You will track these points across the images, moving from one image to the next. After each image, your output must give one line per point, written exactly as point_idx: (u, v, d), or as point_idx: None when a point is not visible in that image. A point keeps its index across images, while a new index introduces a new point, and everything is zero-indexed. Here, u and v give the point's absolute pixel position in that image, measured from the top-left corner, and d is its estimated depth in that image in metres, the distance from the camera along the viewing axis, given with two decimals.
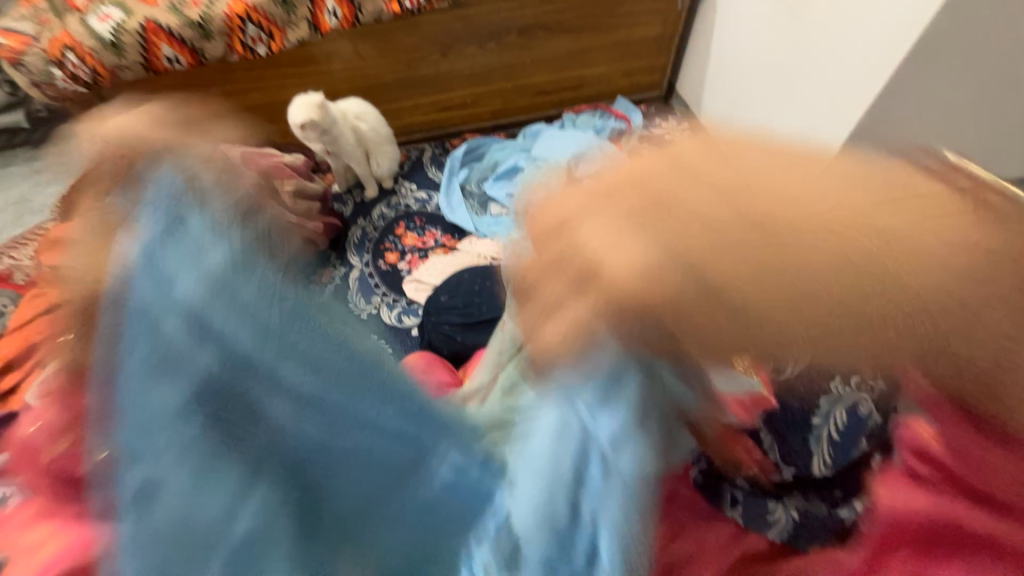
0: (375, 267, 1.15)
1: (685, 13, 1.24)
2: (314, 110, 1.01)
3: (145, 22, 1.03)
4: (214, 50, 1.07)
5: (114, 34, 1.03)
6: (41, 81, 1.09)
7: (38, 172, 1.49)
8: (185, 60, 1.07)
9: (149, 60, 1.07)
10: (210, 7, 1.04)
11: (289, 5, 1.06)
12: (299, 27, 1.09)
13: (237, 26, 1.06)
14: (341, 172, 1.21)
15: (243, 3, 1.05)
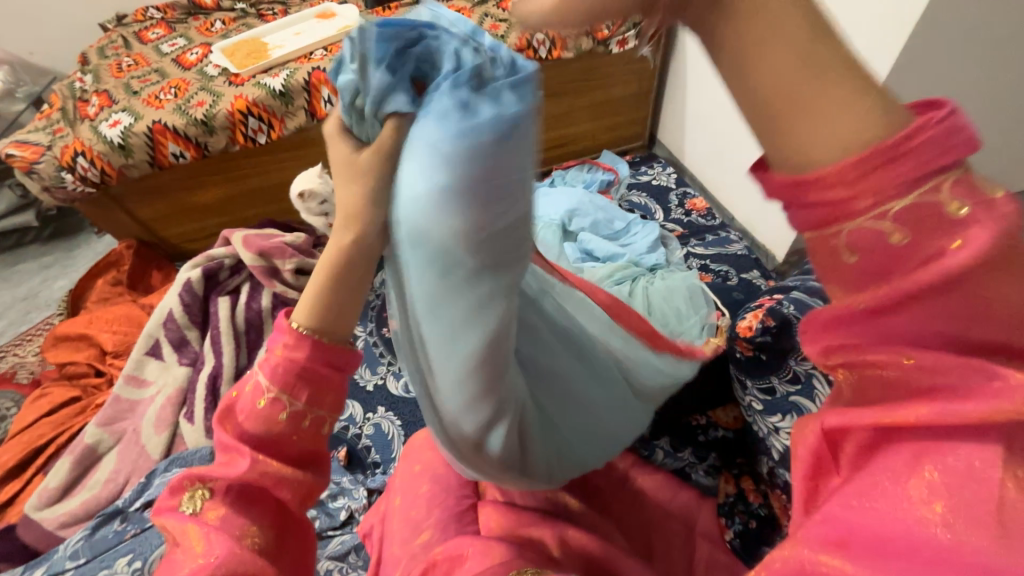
0: (378, 335, 1.08)
1: (658, 70, 1.33)
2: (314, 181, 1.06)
3: (153, 124, 1.10)
4: (217, 143, 1.13)
5: (123, 137, 1.09)
6: (51, 186, 1.13)
7: (46, 267, 1.52)
8: (190, 154, 1.13)
9: (154, 158, 1.12)
10: (213, 106, 1.11)
11: (287, 98, 1.12)
12: (297, 115, 1.15)
13: (239, 120, 1.12)
14: None
15: (244, 99, 1.11)
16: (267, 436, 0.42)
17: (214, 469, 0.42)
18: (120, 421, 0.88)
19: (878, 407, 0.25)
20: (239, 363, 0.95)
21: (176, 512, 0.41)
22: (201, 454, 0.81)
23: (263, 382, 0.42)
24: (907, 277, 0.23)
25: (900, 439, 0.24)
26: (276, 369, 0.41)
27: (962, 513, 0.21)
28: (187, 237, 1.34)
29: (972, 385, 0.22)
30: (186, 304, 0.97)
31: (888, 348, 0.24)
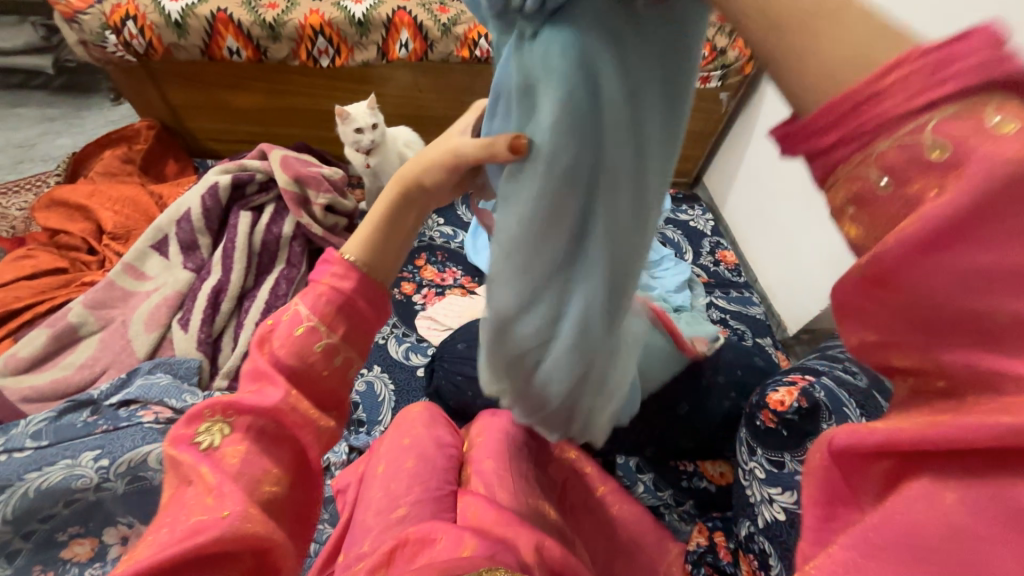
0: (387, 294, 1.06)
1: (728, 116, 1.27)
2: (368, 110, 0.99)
3: (217, 11, 1.02)
4: (279, 52, 1.08)
5: (182, 15, 1.02)
6: (90, 42, 1.05)
7: (50, 120, 1.41)
8: (246, 54, 1.07)
9: (209, 47, 1.06)
10: (286, 12, 1.05)
11: (364, 28, 1.07)
12: (368, 49, 1.10)
13: (308, 36, 1.06)
14: (373, 193, 1.15)
15: (320, 16, 1.05)
16: (299, 369, 0.39)
17: (245, 398, 0.37)
18: (109, 307, 0.85)
19: (912, 421, 0.19)
20: (245, 283, 0.91)
21: (188, 446, 0.35)
22: (190, 365, 0.80)
23: (302, 312, 0.39)
24: (935, 255, 0.18)
25: (924, 467, 0.19)
26: (318, 299, 0.40)
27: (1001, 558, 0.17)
28: (213, 135, 1.27)
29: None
30: (206, 208, 0.92)
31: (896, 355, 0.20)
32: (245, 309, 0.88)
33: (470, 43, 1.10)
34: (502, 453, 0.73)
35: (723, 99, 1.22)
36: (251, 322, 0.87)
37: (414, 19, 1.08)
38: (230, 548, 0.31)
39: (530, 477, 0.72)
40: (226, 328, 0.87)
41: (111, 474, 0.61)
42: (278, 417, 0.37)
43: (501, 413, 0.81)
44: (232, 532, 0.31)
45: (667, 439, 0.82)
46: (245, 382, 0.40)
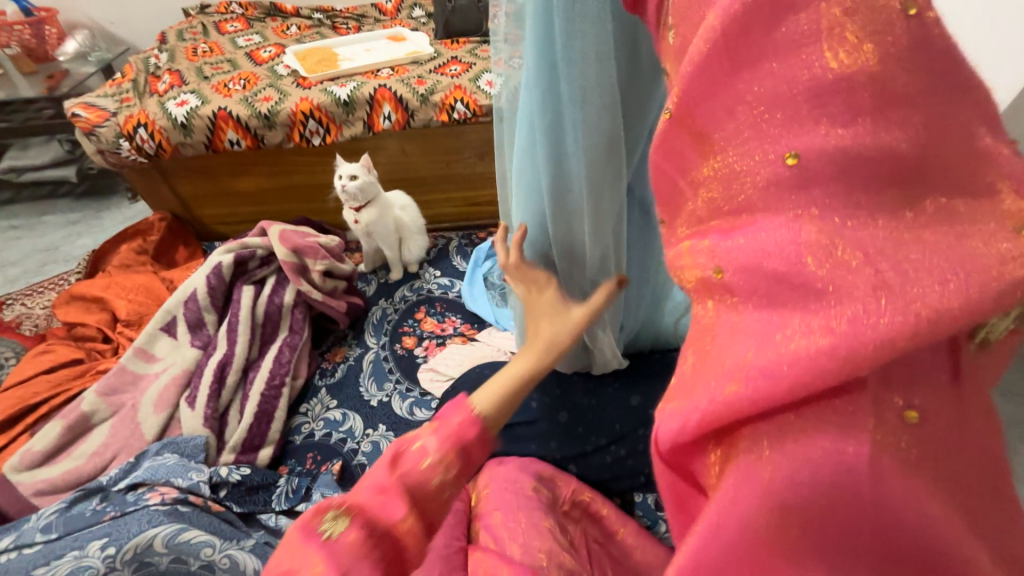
0: (391, 350, 1.06)
1: None
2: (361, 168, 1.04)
3: (218, 110, 1.14)
4: (275, 137, 1.17)
5: (187, 117, 1.13)
6: (106, 150, 1.16)
7: (74, 223, 1.53)
8: (245, 143, 1.17)
9: (212, 141, 1.16)
10: (279, 103, 1.16)
11: (349, 107, 1.18)
12: (354, 125, 1.20)
13: (299, 120, 1.17)
14: (370, 255, 1.20)
15: (309, 102, 1.17)
16: (418, 491, 0.38)
17: (370, 505, 0.37)
18: (120, 393, 0.88)
19: (715, 379, 0.26)
20: (250, 355, 0.95)
21: (312, 535, 0.35)
22: (196, 443, 0.81)
23: (430, 442, 0.40)
24: (730, 92, 0.26)
25: (743, 435, 0.26)
26: (448, 436, 0.40)
27: (799, 504, 0.25)
28: (221, 220, 1.35)
29: (808, 323, 0.24)
30: (211, 287, 0.97)
31: (704, 251, 0.28)
32: (250, 381, 0.91)
33: (448, 107, 1.20)
34: (511, 504, 0.71)
35: None
36: (256, 393, 0.89)
37: (393, 94, 1.19)
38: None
39: (547, 524, 0.69)
40: (232, 401, 0.89)
41: (117, 562, 0.57)
42: (393, 531, 0.36)
43: (508, 460, 0.78)
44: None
45: None
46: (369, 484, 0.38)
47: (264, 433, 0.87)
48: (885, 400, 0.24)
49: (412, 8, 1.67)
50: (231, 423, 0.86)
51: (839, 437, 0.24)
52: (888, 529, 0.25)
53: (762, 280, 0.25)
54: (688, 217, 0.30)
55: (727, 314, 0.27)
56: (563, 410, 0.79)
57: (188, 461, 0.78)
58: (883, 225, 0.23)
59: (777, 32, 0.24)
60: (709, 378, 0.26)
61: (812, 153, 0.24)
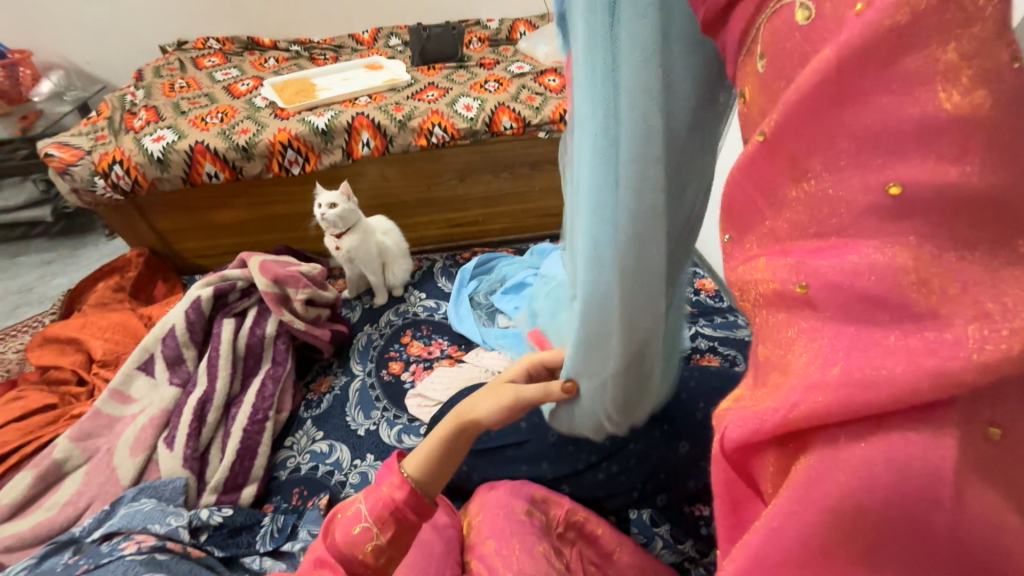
0: (377, 377, 1.04)
1: None
2: (342, 196, 1.04)
3: (194, 143, 1.14)
4: (253, 168, 1.17)
5: (163, 152, 1.13)
6: (81, 188, 1.15)
7: (49, 263, 1.50)
8: (223, 175, 1.17)
9: (189, 175, 1.16)
10: (257, 135, 1.17)
11: (327, 136, 1.19)
12: (334, 153, 1.21)
13: (278, 150, 1.17)
14: (353, 279, 1.19)
15: (286, 132, 1.18)
16: (354, 552, 0.49)
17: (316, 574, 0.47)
18: (95, 437, 0.85)
19: (797, 383, 0.25)
20: (232, 390, 0.92)
21: None
22: (175, 486, 0.78)
23: (362, 510, 0.51)
24: (828, 124, 0.24)
25: (821, 437, 0.25)
26: (378, 502, 0.51)
27: (877, 506, 0.23)
28: (201, 252, 1.33)
29: (888, 342, 0.23)
30: (190, 322, 0.95)
31: (779, 266, 0.27)
32: (232, 417, 0.89)
33: (426, 132, 1.22)
34: (504, 530, 0.69)
35: None
36: (238, 430, 0.87)
37: (372, 121, 1.20)
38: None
39: (542, 549, 0.68)
40: (213, 438, 0.87)
41: None
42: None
43: (498, 485, 0.77)
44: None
45: (677, 483, 0.78)
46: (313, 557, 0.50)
47: (248, 470, 0.84)
48: (977, 415, 0.23)
49: (389, 38, 1.71)
50: (212, 462, 0.83)
51: (926, 441, 0.23)
52: (969, 550, 0.23)
53: (850, 300, 0.24)
54: (758, 237, 0.29)
55: (809, 333, 0.25)
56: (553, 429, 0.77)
57: (167, 505, 0.75)
58: (952, 261, 0.22)
59: (898, 64, 0.22)
60: (793, 385, 0.25)
61: (913, 184, 0.22)
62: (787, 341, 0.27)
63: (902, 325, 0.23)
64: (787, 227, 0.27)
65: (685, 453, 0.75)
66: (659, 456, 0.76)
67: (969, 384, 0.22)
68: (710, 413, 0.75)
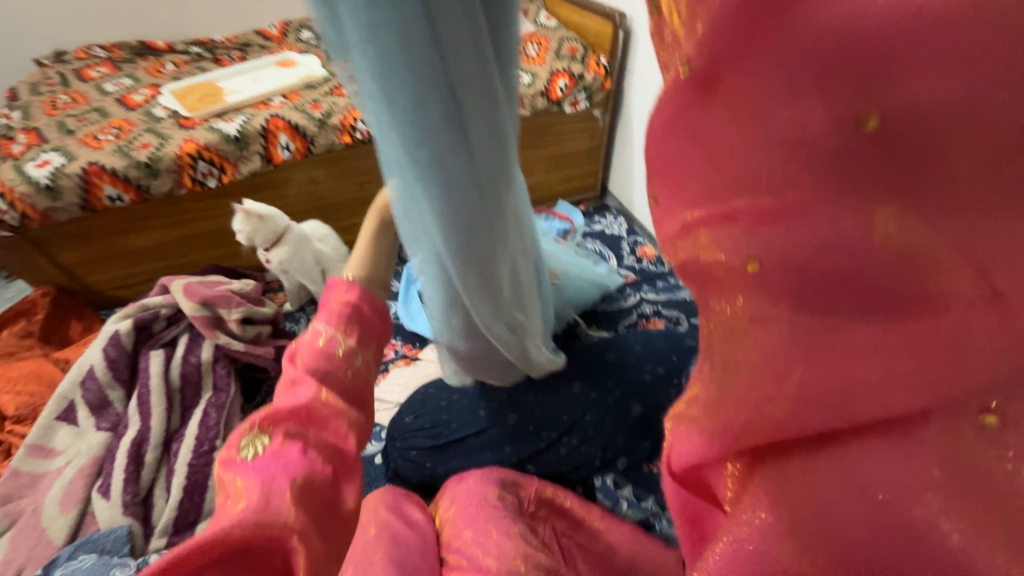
0: None
1: (607, 130, 1.37)
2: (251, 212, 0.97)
3: (88, 165, 1.04)
4: (161, 185, 1.08)
5: (52, 178, 1.02)
6: None
7: None
8: (128, 197, 1.07)
9: (88, 201, 1.05)
10: (160, 149, 1.08)
11: (241, 142, 1.11)
12: (251, 160, 1.13)
13: (187, 163, 1.08)
14: (292, 291, 1.13)
15: (194, 143, 1.09)
16: (325, 369, 0.45)
17: (283, 402, 0.43)
18: (16, 499, 0.78)
19: (740, 395, 0.23)
20: (170, 425, 0.87)
21: (235, 462, 0.40)
22: (117, 535, 0.73)
23: (319, 327, 0.48)
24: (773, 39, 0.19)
25: (774, 458, 0.23)
26: (333, 313, 0.49)
27: (831, 536, 0.22)
28: (119, 282, 1.22)
29: (844, 331, 0.20)
30: (111, 360, 0.88)
31: (728, 238, 0.22)
32: (175, 453, 0.83)
33: (349, 128, 1.16)
34: (479, 518, 0.70)
35: (597, 115, 1.33)
36: (183, 465, 0.82)
37: (288, 122, 1.14)
38: (259, 530, 0.35)
39: (517, 529, 0.69)
40: (156, 478, 0.82)
41: None
42: (309, 417, 0.43)
43: (468, 474, 0.77)
44: (253, 521, 0.35)
45: (634, 445, 0.81)
46: (279, 394, 0.45)
47: (200, 505, 0.80)
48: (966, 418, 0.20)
49: (299, 31, 1.60)
50: (159, 503, 0.78)
51: (894, 463, 0.21)
52: None
53: (807, 284, 0.20)
54: None
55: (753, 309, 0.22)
56: (511, 411, 0.78)
57: (110, 557, 0.70)
58: (940, 213, 0.18)
59: None
60: (744, 397, 0.22)
61: (893, 109, 0.18)
62: (733, 330, 0.23)
63: (860, 316, 0.20)
64: (702, 190, 0.22)
65: (638, 415, 0.78)
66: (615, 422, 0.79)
67: (922, 387, 0.19)
68: (658, 374, 0.79)
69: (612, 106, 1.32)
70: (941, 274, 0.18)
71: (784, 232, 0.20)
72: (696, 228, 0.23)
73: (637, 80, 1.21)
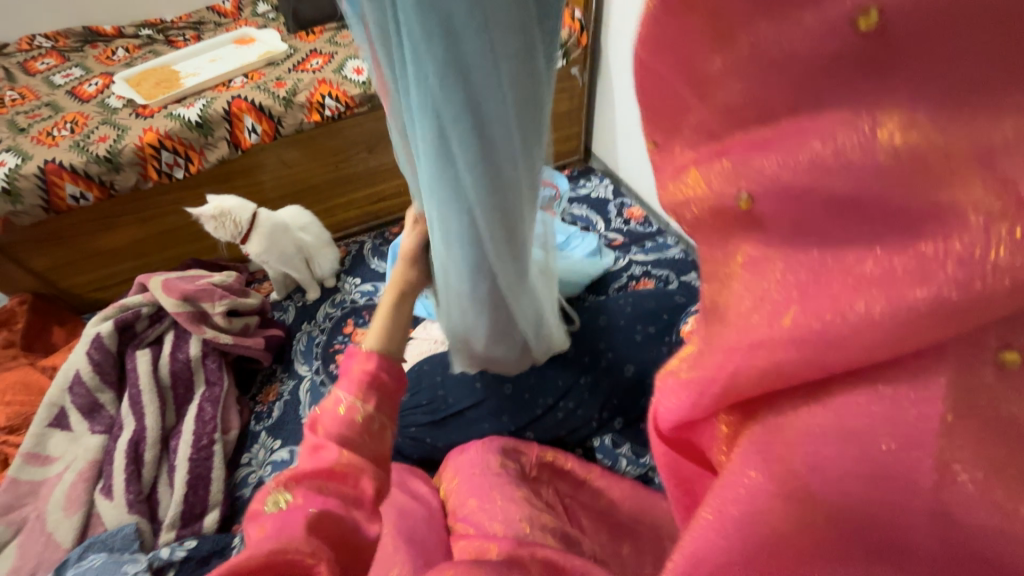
0: (326, 373, 1.00)
1: (586, 88, 1.32)
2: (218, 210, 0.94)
3: (45, 163, 0.99)
4: (126, 180, 1.04)
5: (7, 180, 0.97)
6: None
7: None
8: (93, 195, 1.03)
9: (50, 202, 1.01)
10: (118, 141, 1.03)
11: (205, 128, 1.06)
12: (218, 147, 1.09)
13: (150, 154, 1.03)
14: (278, 280, 1.11)
15: (155, 132, 1.04)
16: (344, 431, 0.45)
17: (305, 465, 0.43)
18: (18, 507, 0.78)
19: (733, 338, 0.22)
20: (166, 423, 0.86)
21: (262, 514, 0.41)
22: (125, 533, 0.74)
23: (341, 396, 0.48)
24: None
25: (765, 408, 0.22)
26: (352, 381, 0.48)
27: (830, 487, 0.20)
28: (98, 284, 1.19)
29: (838, 266, 0.20)
30: (96, 363, 0.86)
31: (720, 173, 0.22)
32: (174, 450, 0.83)
33: (317, 105, 1.11)
34: (484, 487, 0.70)
35: (576, 73, 1.27)
36: (184, 460, 0.82)
37: (252, 103, 1.08)
38: (274, 562, 0.35)
39: (521, 494, 0.70)
40: (158, 475, 0.82)
41: None
42: (329, 472, 0.42)
43: (468, 446, 0.77)
44: (262, 562, 0.35)
45: (631, 405, 0.81)
46: (304, 456, 0.46)
47: (205, 498, 0.81)
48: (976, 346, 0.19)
49: (255, 4, 1.51)
50: (163, 498, 0.78)
51: (893, 400, 0.20)
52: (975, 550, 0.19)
53: (795, 211, 0.20)
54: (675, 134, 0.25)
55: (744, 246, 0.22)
56: (506, 381, 0.80)
57: (119, 555, 0.71)
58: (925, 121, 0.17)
59: None
60: (733, 345, 0.22)
61: (896, 7, 0.17)
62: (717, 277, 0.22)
63: (843, 243, 0.20)
64: (702, 131, 0.23)
65: (631, 375, 0.79)
66: (609, 383, 0.80)
67: (928, 319, 0.18)
68: (649, 335, 0.80)
69: (590, 63, 1.27)
70: (920, 196, 0.18)
71: (766, 163, 0.20)
72: (687, 167, 0.23)
73: (614, 31, 1.15)
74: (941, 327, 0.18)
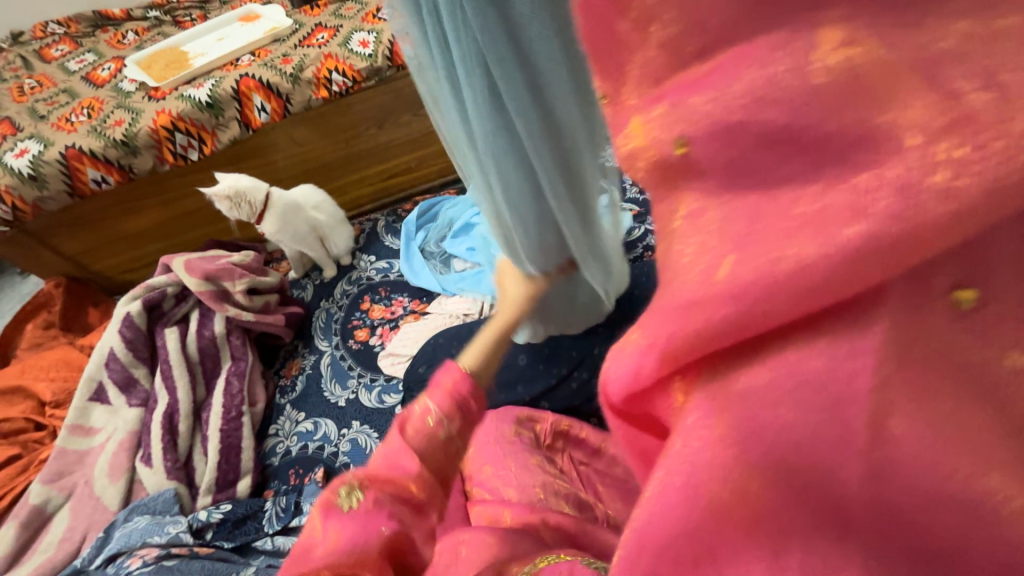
0: (346, 348, 1.02)
1: None
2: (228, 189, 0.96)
3: (66, 149, 1.02)
4: (143, 163, 1.06)
5: (32, 167, 1.01)
6: None
7: None
8: (113, 178, 1.05)
9: (74, 186, 1.04)
10: (133, 124, 1.04)
11: (216, 109, 1.07)
12: (229, 127, 1.09)
13: (165, 137, 1.05)
14: (295, 259, 1.14)
15: (167, 114, 1.05)
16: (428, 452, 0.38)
17: (384, 472, 0.38)
18: (69, 474, 0.83)
19: (678, 294, 0.22)
20: (196, 396, 0.90)
21: (333, 510, 0.37)
22: (165, 497, 0.79)
23: (431, 407, 0.39)
24: None
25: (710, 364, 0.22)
26: (447, 396, 0.39)
27: (771, 444, 0.20)
28: (126, 266, 1.23)
29: (772, 223, 0.20)
30: (129, 341, 0.90)
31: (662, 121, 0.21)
32: (205, 422, 0.88)
33: (324, 81, 1.10)
34: (498, 454, 0.72)
35: None
36: (215, 431, 0.86)
37: (259, 81, 1.08)
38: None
39: (535, 461, 0.71)
40: (192, 445, 0.86)
41: None
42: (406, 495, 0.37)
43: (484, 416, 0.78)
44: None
45: None
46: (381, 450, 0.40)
47: (237, 466, 0.85)
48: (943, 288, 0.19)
49: None
50: (198, 466, 0.83)
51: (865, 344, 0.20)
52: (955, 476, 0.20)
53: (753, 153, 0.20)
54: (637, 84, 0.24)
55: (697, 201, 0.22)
56: (521, 352, 0.83)
57: (162, 518, 0.76)
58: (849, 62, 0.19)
59: None
60: (673, 304, 0.22)
61: None
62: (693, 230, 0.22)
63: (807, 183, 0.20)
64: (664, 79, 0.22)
65: None
66: None
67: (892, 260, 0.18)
68: None
69: None
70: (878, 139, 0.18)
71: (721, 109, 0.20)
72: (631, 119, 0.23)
73: None
74: (887, 268, 0.18)
